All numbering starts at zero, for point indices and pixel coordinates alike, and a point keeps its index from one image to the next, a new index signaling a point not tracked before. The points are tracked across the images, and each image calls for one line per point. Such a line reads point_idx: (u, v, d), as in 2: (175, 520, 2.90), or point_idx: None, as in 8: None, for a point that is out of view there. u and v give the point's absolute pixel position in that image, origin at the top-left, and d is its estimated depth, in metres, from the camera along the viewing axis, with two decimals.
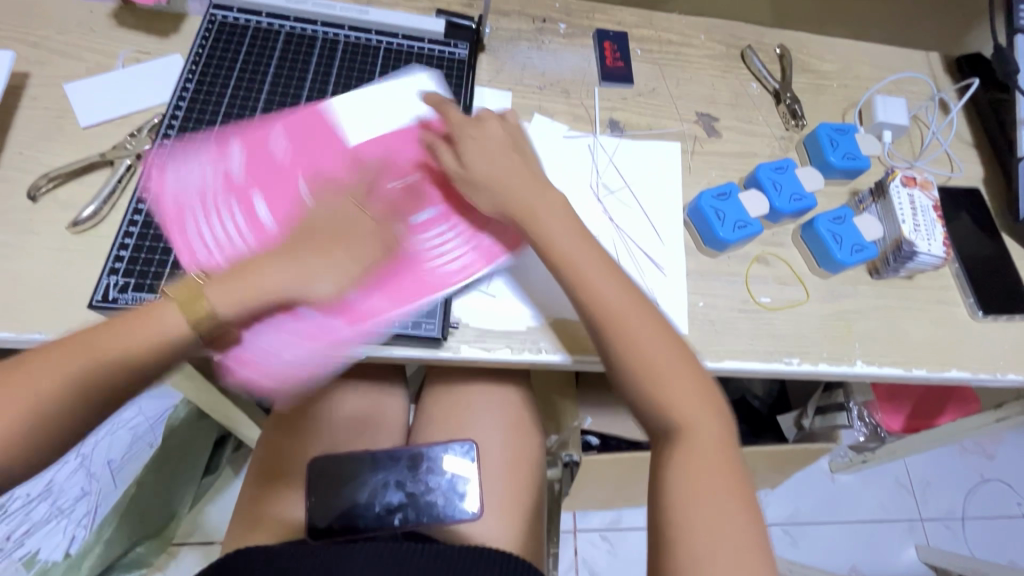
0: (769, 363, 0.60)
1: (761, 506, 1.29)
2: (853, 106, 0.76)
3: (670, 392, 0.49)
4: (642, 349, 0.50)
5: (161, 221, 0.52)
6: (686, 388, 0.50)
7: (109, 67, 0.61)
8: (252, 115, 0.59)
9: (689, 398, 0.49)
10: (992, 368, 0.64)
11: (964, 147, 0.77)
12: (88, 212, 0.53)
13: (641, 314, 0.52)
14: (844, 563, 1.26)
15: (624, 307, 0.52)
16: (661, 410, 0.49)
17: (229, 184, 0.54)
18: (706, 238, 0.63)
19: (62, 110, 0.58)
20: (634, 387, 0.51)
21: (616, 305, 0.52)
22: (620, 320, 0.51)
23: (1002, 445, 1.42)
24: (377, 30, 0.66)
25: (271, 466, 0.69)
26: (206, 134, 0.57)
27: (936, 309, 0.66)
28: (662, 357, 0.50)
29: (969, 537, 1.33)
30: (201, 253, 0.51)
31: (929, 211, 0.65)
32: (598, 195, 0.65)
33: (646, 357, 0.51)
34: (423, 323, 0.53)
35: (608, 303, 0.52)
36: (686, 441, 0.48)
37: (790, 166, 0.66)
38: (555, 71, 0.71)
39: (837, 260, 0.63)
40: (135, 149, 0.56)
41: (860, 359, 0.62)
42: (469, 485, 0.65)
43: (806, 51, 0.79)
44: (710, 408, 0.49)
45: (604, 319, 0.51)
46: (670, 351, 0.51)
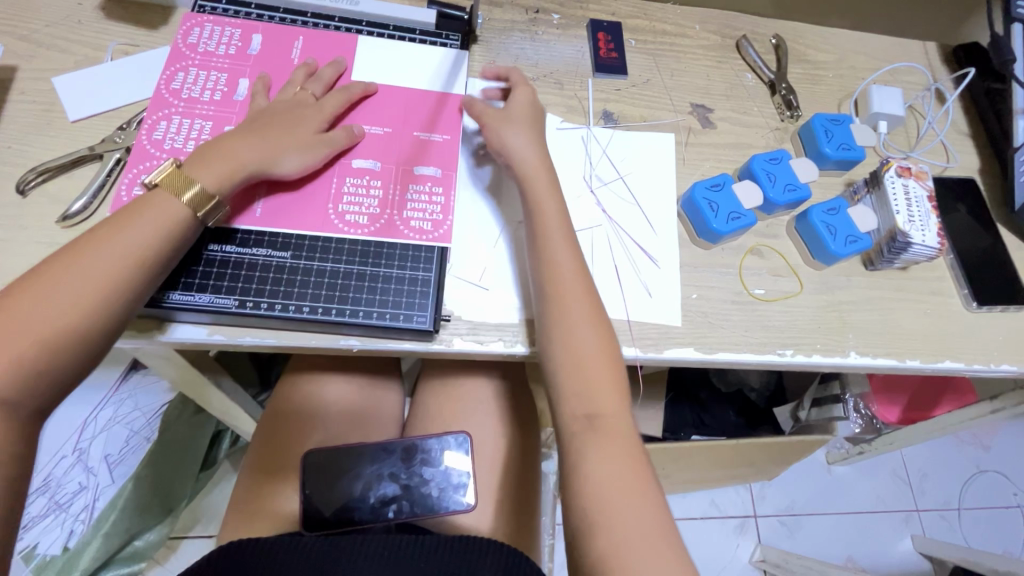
0: (762, 355, 0.60)
1: (757, 497, 1.29)
2: (848, 97, 0.76)
3: (592, 385, 0.51)
4: (577, 338, 0.52)
5: (153, 115, 0.56)
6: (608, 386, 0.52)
7: (97, 60, 0.60)
8: (281, 60, 0.61)
9: (604, 395, 0.51)
10: (985, 359, 0.64)
11: (960, 137, 0.76)
12: (77, 206, 0.52)
13: (588, 310, 0.53)
14: (840, 553, 1.27)
15: (575, 301, 0.53)
16: (587, 398, 0.51)
17: (219, 106, 0.58)
18: (699, 229, 0.63)
19: (50, 104, 0.57)
20: (559, 371, 0.52)
21: (566, 297, 0.53)
22: (565, 310, 0.53)
23: (998, 436, 1.43)
24: (368, 21, 0.65)
25: (266, 457, 0.69)
26: (224, 59, 0.60)
27: (930, 300, 0.66)
28: (594, 350, 0.52)
29: (965, 527, 1.33)
30: (163, 152, 0.55)
31: (924, 202, 0.65)
32: (591, 187, 0.65)
33: (602, 349, 0.52)
34: (414, 316, 0.53)
35: (560, 292, 0.53)
36: (601, 434, 0.50)
37: (785, 157, 0.66)
38: (548, 62, 0.70)
39: (831, 251, 0.63)
40: (123, 143, 0.56)
41: (853, 351, 0.62)
42: (465, 476, 0.66)
43: (802, 41, 0.79)
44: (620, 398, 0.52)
45: (554, 306, 0.53)
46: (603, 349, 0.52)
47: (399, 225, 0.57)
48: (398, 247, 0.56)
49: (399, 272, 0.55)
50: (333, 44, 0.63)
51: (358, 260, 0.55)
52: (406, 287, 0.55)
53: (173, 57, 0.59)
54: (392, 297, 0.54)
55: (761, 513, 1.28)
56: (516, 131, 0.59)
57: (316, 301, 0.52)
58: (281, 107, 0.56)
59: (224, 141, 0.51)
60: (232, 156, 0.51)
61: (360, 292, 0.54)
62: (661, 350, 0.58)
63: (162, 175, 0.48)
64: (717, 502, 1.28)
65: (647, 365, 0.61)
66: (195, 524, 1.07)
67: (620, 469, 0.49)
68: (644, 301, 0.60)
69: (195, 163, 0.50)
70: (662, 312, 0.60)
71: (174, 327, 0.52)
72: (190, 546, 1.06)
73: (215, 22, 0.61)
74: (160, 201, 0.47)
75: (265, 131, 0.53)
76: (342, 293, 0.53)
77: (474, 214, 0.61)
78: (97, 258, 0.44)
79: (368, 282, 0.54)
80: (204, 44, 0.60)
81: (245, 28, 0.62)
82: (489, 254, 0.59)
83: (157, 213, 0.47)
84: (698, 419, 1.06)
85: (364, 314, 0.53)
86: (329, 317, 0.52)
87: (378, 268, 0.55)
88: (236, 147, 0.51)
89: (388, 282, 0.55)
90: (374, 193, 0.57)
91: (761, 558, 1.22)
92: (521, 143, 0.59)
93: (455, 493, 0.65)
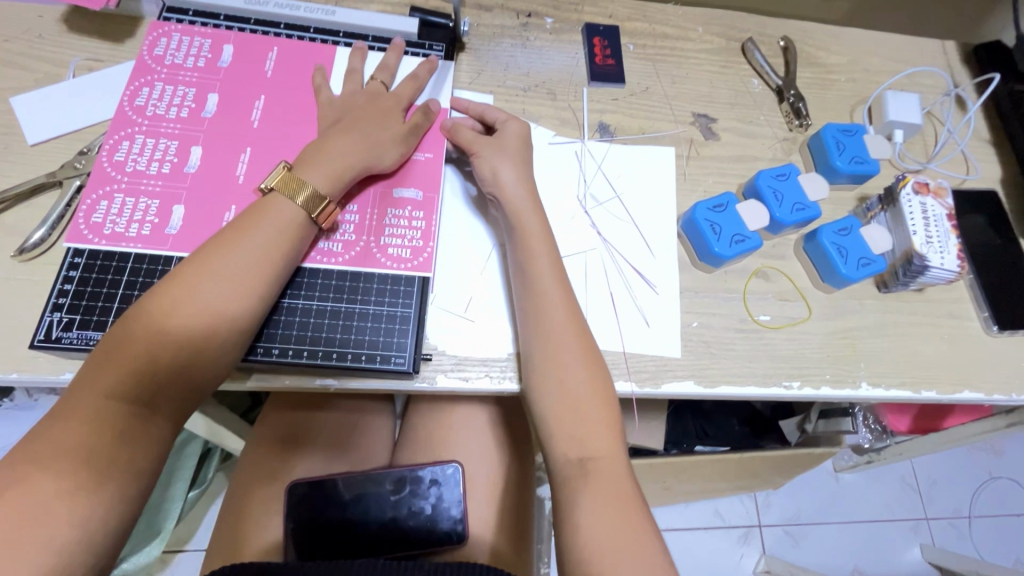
0: (767, 388, 0.56)
1: (762, 507, 1.26)
2: (861, 104, 0.71)
3: (588, 424, 0.48)
4: (566, 375, 0.49)
5: (114, 135, 0.52)
6: (600, 425, 0.48)
7: (60, 77, 0.57)
8: (253, 72, 0.56)
9: (597, 438, 0.48)
10: (1006, 388, 0.60)
11: (981, 146, 0.72)
12: (35, 237, 0.49)
13: (578, 345, 0.50)
14: (847, 564, 1.24)
15: (566, 335, 0.50)
16: (576, 440, 0.48)
17: (185, 123, 0.53)
18: (701, 252, 0.59)
19: (9, 127, 0.54)
20: (549, 411, 0.49)
21: (555, 332, 0.50)
22: (555, 346, 0.50)
23: (1012, 443, 1.38)
24: (345, 32, 0.62)
25: (248, 484, 0.66)
26: (192, 72, 0.56)
27: (948, 324, 0.62)
28: (584, 387, 0.49)
29: (976, 537, 1.30)
30: (124, 176, 0.51)
31: (943, 220, 0.61)
32: (585, 207, 0.61)
33: (597, 385, 0.49)
34: (392, 357, 0.50)
35: (547, 326, 0.50)
36: (594, 479, 0.46)
37: (793, 173, 0.62)
38: (541, 70, 0.66)
39: (842, 275, 0.58)
40: (84, 169, 0.52)
41: (864, 382, 0.58)
42: (455, 508, 0.63)
43: (813, 42, 0.74)
44: (613, 437, 0.48)
45: (542, 341, 0.50)
46: (595, 387, 0.49)
47: (376, 256, 0.53)
48: (376, 279, 0.53)
49: (377, 308, 0.52)
50: (310, 56, 0.59)
51: (332, 296, 0.51)
52: (385, 325, 0.51)
53: (138, 71, 0.55)
54: (368, 335, 0.51)
55: (766, 522, 1.25)
56: (498, 156, 0.56)
57: (289, 343, 0.49)
58: (362, 102, 0.55)
59: (324, 139, 0.52)
60: (337, 155, 0.51)
61: (334, 331, 0.50)
62: (660, 384, 0.55)
63: (277, 179, 0.49)
64: (720, 512, 1.25)
65: (644, 398, 0.57)
66: (189, 538, 1.06)
67: (612, 516, 0.44)
68: (641, 331, 0.56)
69: (319, 167, 0.50)
70: (659, 342, 0.56)
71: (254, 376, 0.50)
72: (187, 558, 1.05)
73: (185, 30, 0.57)
74: (275, 208, 0.48)
75: (346, 127, 0.53)
76: (315, 332, 0.50)
77: (459, 238, 0.57)
78: (215, 274, 0.44)
79: (343, 320, 0.51)
80: (171, 55, 0.56)
81: (215, 38, 0.57)
82: (477, 284, 0.56)
83: (277, 219, 0.47)
84: (701, 430, 1.01)
85: (339, 356, 0.50)
86: (302, 361, 0.49)
87: (351, 305, 0.52)
88: (341, 142, 0.51)
89: (364, 319, 0.51)
90: (349, 218, 0.54)
91: (766, 569, 1.20)
92: (508, 172, 0.55)
93: (447, 524, 0.62)
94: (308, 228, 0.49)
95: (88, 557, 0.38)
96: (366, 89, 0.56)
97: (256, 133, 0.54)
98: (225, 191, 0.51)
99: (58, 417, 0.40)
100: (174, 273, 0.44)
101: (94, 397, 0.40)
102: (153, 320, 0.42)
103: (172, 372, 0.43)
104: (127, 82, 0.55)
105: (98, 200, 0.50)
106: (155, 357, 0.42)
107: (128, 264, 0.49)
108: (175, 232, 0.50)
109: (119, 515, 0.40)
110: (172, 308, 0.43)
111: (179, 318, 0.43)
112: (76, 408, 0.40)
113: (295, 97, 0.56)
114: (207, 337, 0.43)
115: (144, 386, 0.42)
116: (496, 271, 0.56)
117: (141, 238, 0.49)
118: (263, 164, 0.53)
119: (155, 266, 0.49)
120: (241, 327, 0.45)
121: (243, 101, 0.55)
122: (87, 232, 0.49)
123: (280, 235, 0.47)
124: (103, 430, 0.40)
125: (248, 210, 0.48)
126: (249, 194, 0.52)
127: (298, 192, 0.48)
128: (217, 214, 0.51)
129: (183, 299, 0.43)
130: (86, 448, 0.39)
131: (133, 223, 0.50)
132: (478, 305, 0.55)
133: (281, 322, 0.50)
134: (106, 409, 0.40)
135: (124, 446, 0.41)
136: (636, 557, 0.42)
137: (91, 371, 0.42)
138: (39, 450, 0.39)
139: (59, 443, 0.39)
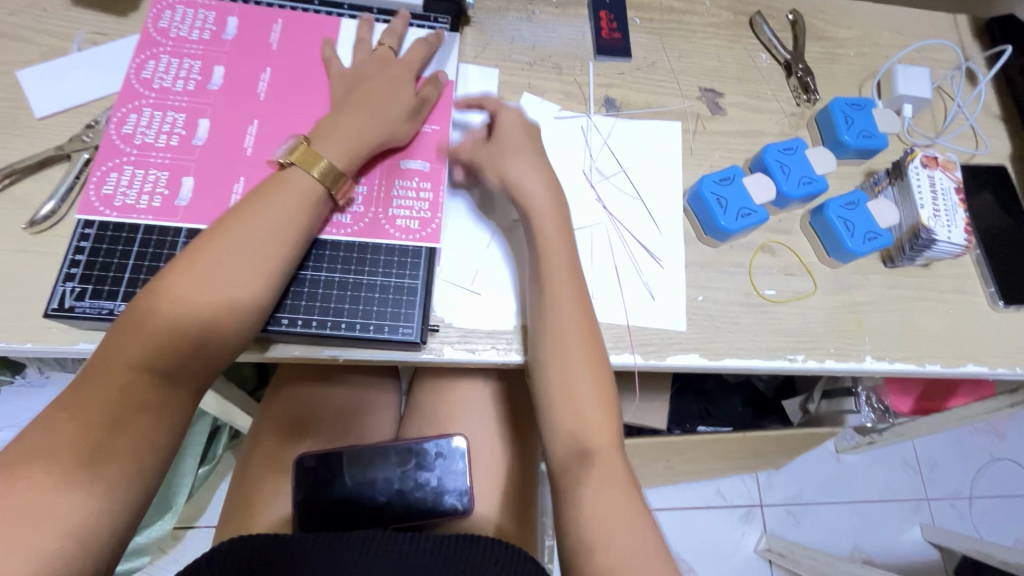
0: (771, 361, 0.56)
1: (764, 486, 1.27)
2: (870, 78, 0.71)
3: (587, 407, 0.47)
4: (571, 368, 0.47)
5: (122, 108, 0.52)
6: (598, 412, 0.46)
7: (65, 51, 0.56)
8: (258, 45, 0.56)
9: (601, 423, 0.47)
10: (1010, 362, 0.60)
11: (991, 121, 0.71)
12: (45, 210, 0.49)
13: (583, 337, 0.48)
14: (847, 543, 1.25)
15: (576, 324, 0.48)
16: None
17: (192, 96, 0.53)
18: (707, 227, 0.59)
19: (15, 101, 0.54)
20: None
21: (565, 329, 0.48)
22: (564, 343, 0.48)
23: (1014, 424, 1.39)
24: (349, 4, 0.61)
25: (259, 455, 0.67)
26: (198, 44, 0.55)
27: (954, 299, 0.62)
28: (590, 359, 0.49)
29: (976, 516, 1.31)
30: (132, 149, 0.51)
31: (951, 194, 0.61)
32: (590, 181, 0.61)
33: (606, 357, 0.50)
34: (400, 328, 0.51)
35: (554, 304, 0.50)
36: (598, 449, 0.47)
37: (801, 146, 0.61)
38: (546, 44, 0.65)
39: (848, 249, 0.58)
40: (91, 142, 0.52)
41: (868, 355, 0.58)
42: (459, 480, 0.64)
43: (822, 15, 0.73)
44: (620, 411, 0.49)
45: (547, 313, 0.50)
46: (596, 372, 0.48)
47: (384, 227, 0.53)
48: (384, 250, 0.53)
49: (385, 279, 0.52)
50: (315, 29, 0.58)
51: (341, 268, 0.52)
52: (393, 296, 0.52)
53: (143, 43, 0.55)
54: (376, 307, 0.51)
55: (767, 502, 1.26)
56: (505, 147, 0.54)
57: (298, 315, 0.50)
58: (369, 71, 0.55)
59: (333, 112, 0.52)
60: (347, 128, 0.51)
61: (342, 302, 0.51)
62: (664, 357, 0.55)
63: (296, 153, 0.49)
64: (722, 492, 1.26)
65: (648, 371, 0.58)
66: (200, 514, 1.08)
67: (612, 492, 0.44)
68: (646, 305, 0.56)
69: (329, 142, 0.50)
70: (664, 316, 0.56)
71: (275, 349, 0.50)
72: (198, 535, 1.07)
73: (190, 2, 0.57)
74: (291, 179, 0.48)
75: (355, 100, 0.52)
76: (323, 303, 0.50)
77: (465, 211, 0.57)
78: (234, 247, 0.45)
79: (350, 291, 0.51)
80: (176, 28, 0.56)
81: (220, 11, 0.57)
82: (483, 256, 0.56)
83: (294, 193, 0.47)
84: (704, 410, 1.02)
85: (347, 326, 0.50)
86: (312, 331, 0.50)
87: (359, 276, 0.52)
88: (349, 116, 0.51)
89: (372, 291, 0.52)
90: (358, 189, 0.54)
91: (767, 547, 1.21)
92: (518, 166, 0.53)
93: (452, 497, 0.63)
94: (324, 202, 0.50)
95: (106, 525, 0.39)
96: (374, 61, 0.56)
97: (263, 106, 0.54)
98: (234, 164, 0.52)
99: (81, 388, 0.41)
100: (194, 246, 0.45)
101: (116, 368, 0.41)
102: (172, 294, 0.43)
103: (194, 346, 0.43)
104: (132, 56, 0.55)
105: (108, 172, 0.50)
106: (179, 329, 0.43)
107: (137, 235, 0.49)
108: (186, 204, 0.50)
109: (136, 485, 0.40)
110: (192, 282, 0.43)
111: (201, 292, 0.43)
112: (98, 379, 0.41)
113: (301, 70, 0.56)
114: (228, 311, 0.44)
115: (166, 359, 0.42)
116: (503, 244, 0.56)
117: (151, 210, 0.49)
118: (272, 137, 0.53)
119: (164, 237, 0.49)
120: (259, 300, 0.45)
121: (248, 74, 0.55)
122: (97, 204, 0.49)
123: (295, 207, 0.47)
124: (124, 403, 0.41)
125: (262, 185, 0.48)
126: (258, 167, 0.52)
127: (313, 165, 0.49)
128: (226, 187, 0.51)
129: (204, 273, 0.43)
130: (103, 415, 0.40)
131: (143, 195, 0.50)
132: (485, 277, 0.55)
133: (295, 294, 0.50)
134: (129, 380, 0.41)
135: (147, 415, 0.41)
136: (639, 522, 0.43)
137: (113, 344, 0.42)
138: (61, 416, 0.39)
139: (82, 412, 0.40)
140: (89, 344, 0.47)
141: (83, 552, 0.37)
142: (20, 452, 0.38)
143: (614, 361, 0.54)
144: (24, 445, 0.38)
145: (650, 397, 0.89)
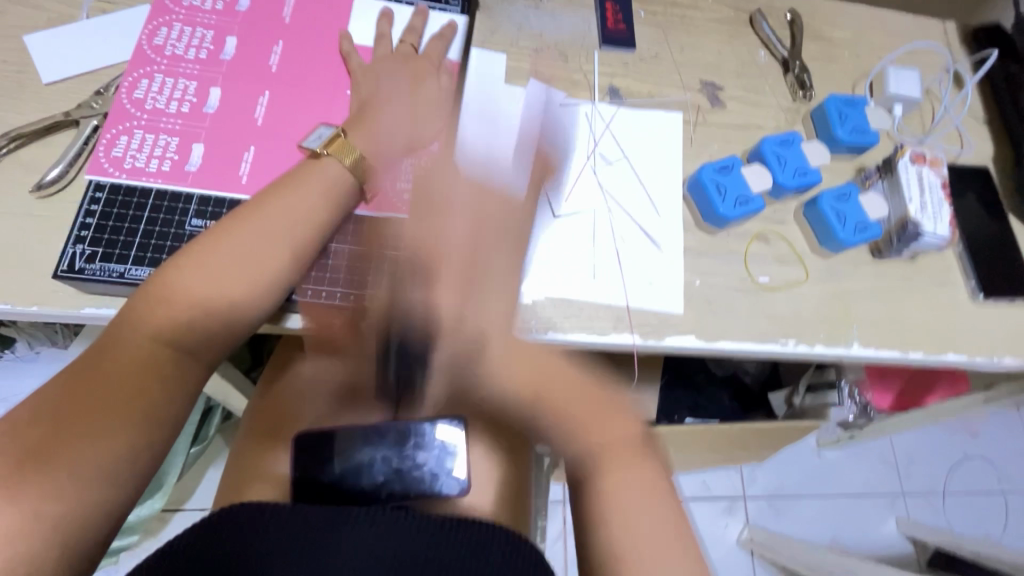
0: (763, 344, 0.58)
1: (747, 478, 1.30)
2: (863, 77, 0.73)
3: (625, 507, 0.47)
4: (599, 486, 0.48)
5: (134, 73, 0.52)
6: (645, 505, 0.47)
7: (73, 18, 0.56)
8: (272, 18, 0.57)
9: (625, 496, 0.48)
10: (988, 352, 0.63)
11: (976, 124, 0.74)
12: (51, 175, 0.49)
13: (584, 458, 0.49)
14: (825, 535, 1.29)
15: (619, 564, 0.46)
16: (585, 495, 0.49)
17: (204, 65, 0.54)
18: (706, 213, 0.61)
19: (21, 65, 0.53)
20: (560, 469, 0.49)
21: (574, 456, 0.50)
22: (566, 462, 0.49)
23: (988, 424, 1.44)
24: None
25: (262, 425, 0.67)
26: (211, 14, 0.56)
27: (936, 291, 0.64)
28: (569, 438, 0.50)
29: (949, 511, 1.35)
30: (143, 113, 0.51)
31: (937, 189, 0.63)
32: (594, 166, 0.62)
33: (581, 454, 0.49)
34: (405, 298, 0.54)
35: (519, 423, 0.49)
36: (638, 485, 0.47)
37: (797, 139, 0.63)
38: (554, 33, 0.67)
39: (839, 239, 0.61)
40: (100, 108, 0.52)
41: (855, 342, 0.60)
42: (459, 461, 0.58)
43: (818, 16, 0.75)
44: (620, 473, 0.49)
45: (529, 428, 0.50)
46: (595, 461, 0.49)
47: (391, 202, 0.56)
48: (390, 223, 0.55)
49: (391, 252, 0.54)
50: (330, 6, 0.59)
51: (349, 241, 0.54)
52: (397, 270, 0.54)
53: (156, 11, 0.55)
54: (382, 278, 0.54)
55: (750, 494, 1.29)
56: None
57: (308, 283, 0.52)
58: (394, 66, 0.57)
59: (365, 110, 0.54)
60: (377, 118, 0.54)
61: (350, 274, 0.53)
62: (662, 338, 0.57)
63: (331, 144, 0.51)
64: (708, 484, 1.28)
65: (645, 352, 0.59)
66: (188, 497, 1.07)
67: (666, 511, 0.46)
68: (644, 288, 0.58)
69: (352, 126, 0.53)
70: (663, 299, 0.58)
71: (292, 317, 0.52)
72: (184, 518, 1.06)
73: None
74: (320, 166, 0.50)
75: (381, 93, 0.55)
76: (333, 274, 0.53)
77: (486, 180, 0.58)
78: (264, 226, 0.46)
79: (358, 264, 0.54)
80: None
81: None
82: (517, 241, 0.57)
83: (322, 179, 0.49)
84: (693, 402, 1.03)
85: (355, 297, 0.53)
86: (321, 300, 0.52)
87: (367, 249, 0.54)
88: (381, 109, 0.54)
89: (378, 264, 0.54)
90: None
91: (749, 538, 1.24)
92: None
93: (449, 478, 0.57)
94: (351, 192, 0.52)
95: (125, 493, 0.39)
96: (397, 53, 0.58)
97: (277, 79, 0.54)
98: (243, 134, 0.52)
99: (103, 357, 0.41)
100: (226, 223, 0.46)
101: (143, 342, 0.42)
102: (204, 273, 0.44)
103: (223, 324, 0.45)
104: (145, 22, 0.55)
105: (118, 135, 0.50)
106: (209, 307, 0.44)
107: (148, 201, 0.49)
108: (195, 169, 0.50)
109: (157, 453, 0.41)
110: (226, 263, 0.45)
111: (235, 275, 0.45)
112: (122, 351, 0.41)
113: (315, 46, 0.57)
114: (256, 293, 0.45)
115: (193, 336, 0.44)
116: (526, 218, 0.58)
117: (161, 174, 0.50)
118: (284, 109, 0.54)
119: (176, 204, 0.50)
120: (279, 278, 0.47)
121: (260, 47, 0.55)
122: (107, 165, 0.50)
123: (319, 195, 0.49)
124: (148, 374, 0.41)
125: (291, 171, 0.50)
126: (268, 138, 0.52)
127: (346, 155, 0.51)
128: (234, 157, 0.51)
129: (238, 255, 0.45)
130: (125, 380, 0.41)
131: (152, 158, 0.50)
132: (513, 255, 0.56)
133: (319, 266, 0.53)
134: (156, 355, 0.42)
135: (170, 388, 0.42)
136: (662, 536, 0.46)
137: (136, 314, 0.43)
138: (81, 380, 0.40)
139: (105, 381, 0.40)
140: (96, 309, 0.47)
141: (92, 512, 0.38)
142: (38, 416, 0.38)
143: (615, 340, 0.56)
144: (40, 409, 0.38)
145: (643, 387, 0.89)
